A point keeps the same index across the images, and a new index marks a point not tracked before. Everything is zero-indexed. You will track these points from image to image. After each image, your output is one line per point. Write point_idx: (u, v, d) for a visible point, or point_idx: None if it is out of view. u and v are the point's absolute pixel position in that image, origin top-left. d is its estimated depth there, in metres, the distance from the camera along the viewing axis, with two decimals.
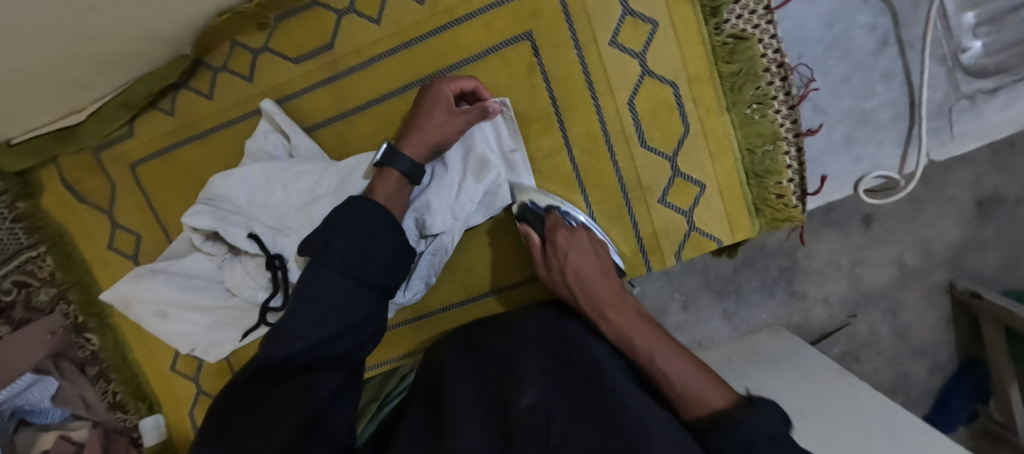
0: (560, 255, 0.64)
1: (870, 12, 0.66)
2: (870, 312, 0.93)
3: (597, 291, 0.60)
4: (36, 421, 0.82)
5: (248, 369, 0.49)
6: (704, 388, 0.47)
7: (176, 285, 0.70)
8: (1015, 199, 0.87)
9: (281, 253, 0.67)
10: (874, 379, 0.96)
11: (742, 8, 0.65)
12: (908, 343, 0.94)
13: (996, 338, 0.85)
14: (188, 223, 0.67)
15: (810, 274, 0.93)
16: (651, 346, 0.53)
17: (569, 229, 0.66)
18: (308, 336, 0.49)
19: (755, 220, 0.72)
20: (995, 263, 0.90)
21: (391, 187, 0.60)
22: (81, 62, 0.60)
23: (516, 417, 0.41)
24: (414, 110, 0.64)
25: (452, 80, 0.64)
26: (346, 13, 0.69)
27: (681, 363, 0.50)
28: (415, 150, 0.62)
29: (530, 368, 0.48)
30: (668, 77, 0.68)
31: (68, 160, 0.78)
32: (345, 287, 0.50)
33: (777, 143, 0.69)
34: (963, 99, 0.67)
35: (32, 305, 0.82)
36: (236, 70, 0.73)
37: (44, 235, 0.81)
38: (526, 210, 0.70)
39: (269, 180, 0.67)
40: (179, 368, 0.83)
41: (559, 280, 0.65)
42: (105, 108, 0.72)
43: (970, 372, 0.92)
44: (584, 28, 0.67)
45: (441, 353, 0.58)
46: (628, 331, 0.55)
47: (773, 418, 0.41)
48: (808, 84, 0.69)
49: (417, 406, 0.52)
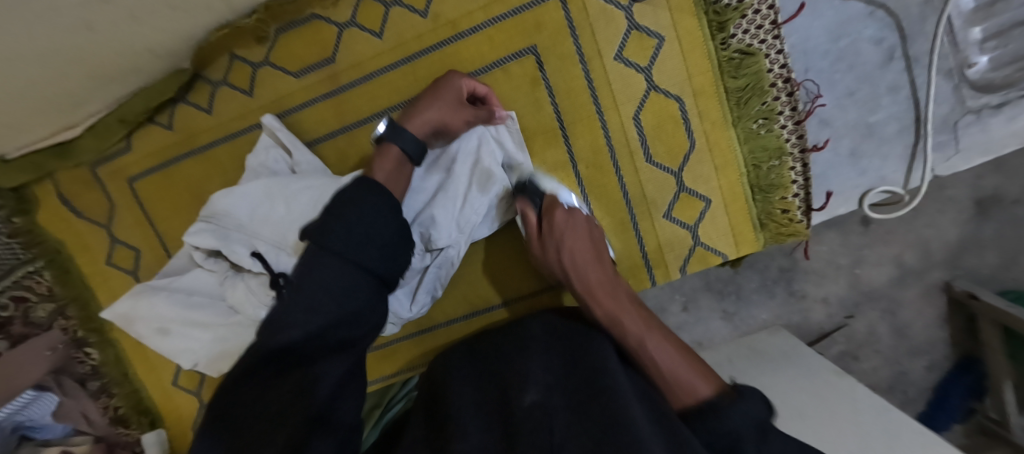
0: (555, 236, 0.64)
1: (876, 25, 0.66)
2: (868, 311, 0.94)
3: (591, 275, 0.62)
4: (37, 436, 0.80)
5: (245, 361, 0.45)
6: (691, 377, 0.50)
7: (177, 303, 0.69)
8: (1014, 199, 0.88)
9: (285, 271, 0.64)
10: (872, 378, 0.96)
11: (750, 23, 0.65)
12: (907, 341, 0.94)
13: (993, 337, 0.85)
14: (189, 241, 0.65)
15: (810, 274, 0.93)
16: (642, 332, 0.55)
17: (568, 209, 0.65)
18: (305, 323, 0.46)
19: (760, 234, 0.72)
20: (993, 263, 0.91)
21: (389, 161, 0.59)
22: (78, 77, 0.59)
23: (523, 412, 0.42)
24: (420, 95, 0.64)
25: (467, 75, 0.64)
26: (347, 26, 0.68)
27: (669, 349, 0.53)
28: (416, 127, 0.62)
29: (535, 368, 0.48)
30: (674, 92, 0.68)
31: (65, 175, 0.77)
32: (350, 275, 0.49)
33: (783, 159, 0.68)
34: (969, 113, 0.67)
35: (30, 321, 0.80)
36: (235, 83, 0.71)
37: (41, 251, 0.79)
38: (526, 182, 0.67)
39: (271, 196, 0.66)
40: (180, 382, 0.82)
41: (551, 260, 0.65)
42: (101, 123, 0.71)
43: (966, 370, 0.92)
44: (589, 41, 0.67)
45: (446, 361, 0.59)
46: (619, 315, 0.57)
47: (757, 407, 0.44)
48: (814, 99, 0.69)
49: (417, 413, 0.53)
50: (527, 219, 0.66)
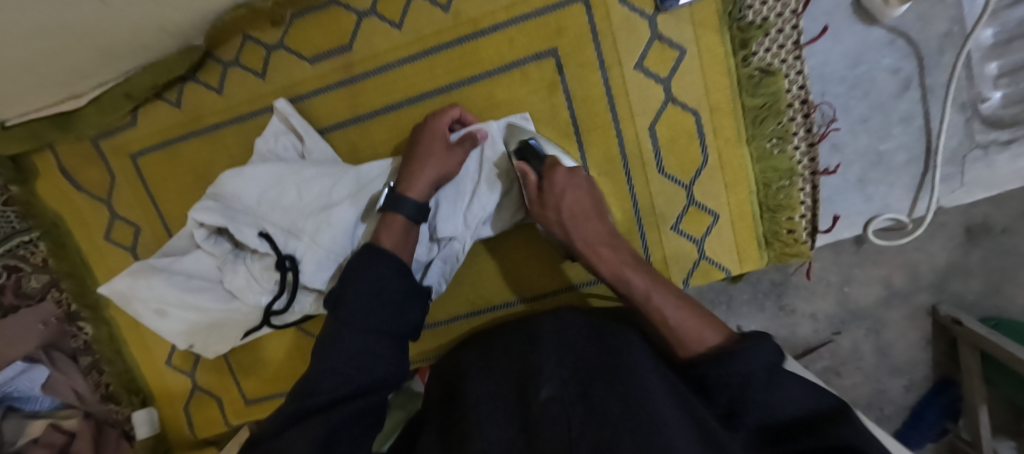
0: (556, 196, 0.62)
1: (895, 54, 0.66)
2: (854, 328, 0.85)
3: (594, 234, 0.63)
4: (25, 407, 0.80)
5: (285, 413, 0.46)
6: (697, 327, 0.51)
7: (177, 285, 0.68)
8: (1003, 228, 0.78)
9: (292, 255, 0.64)
10: (850, 395, 0.87)
11: (772, 41, 0.65)
12: (889, 360, 0.85)
13: (972, 362, 0.77)
14: (195, 218, 0.63)
15: (798, 289, 0.84)
16: (648, 288, 0.57)
17: (568, 169, 0.63)
18: (349, 377, 0.48)
19: (764, 253, 0.73)
20: (977, 289, 0.81)
21: (399, 233, 0.59)
22: (87, 50, 0.57)
23: (540, 409, 0.41)
24: (411, 148, 0.64)
25: (442, 113, 0.64)
26: (365, 16, 0.67)
27: (674, 301, 0.54)
28: (417, 192, 0.61)
29: (548, 362, 0.47)
30: (691, 105, 0.68)
31: (64, 147, 0.75)
32: (366, 338, 0.50)
33: (793, 179, 0.69)
34: (977, 147, 0.69)
35: (22, 292, 0.78)
36: (247, 65, 0.70)
37: (38, 222, 0.78)
38: (525, 147, 0.64)
39: (283, 180, 0.65)
40: (175, 363, 0.82)
41: (550, 220, 0.63)
42: (107, 95, 0.68)
43: (943, 390, 0.84)
44: (610, 49, 0.66)
45: (459, 361, 0.59)
46: (625, 272, 0.59)
47: (768, 350, 0.44)
48: (829, 123, 0.69)
49: (433, 411, 0.53)
50: (526, 180, 0.64)
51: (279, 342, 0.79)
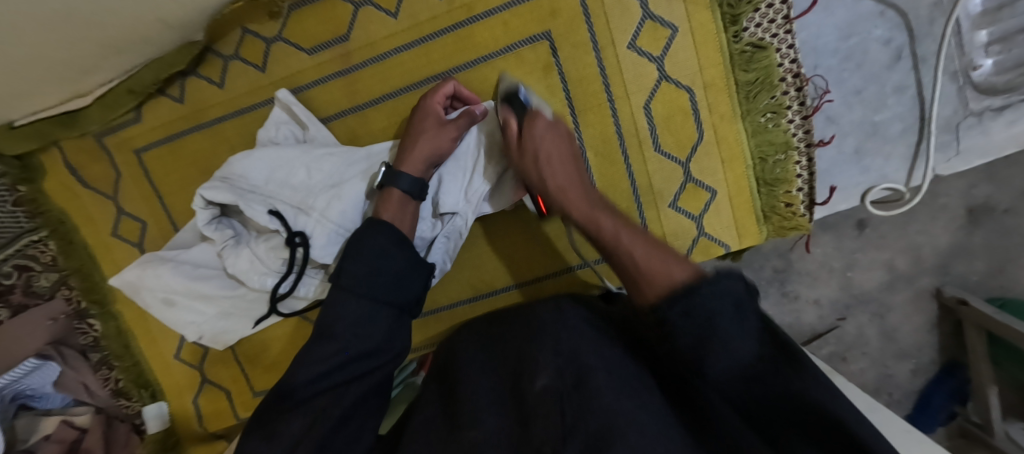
0: (532, 141, 0.59)
1: (885, 25, 0.67)
2: (858, 313, 0.85)
3: (565, 178, 0.59)
4: (38, 405, 0.81)
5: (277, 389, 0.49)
6: (668, 268, 0.44)
7: (185, 274, 0.69)
8: (1006, 208, 0.78)
9: (302, 231, 0.64)
10: (858, 380, 0.87)
11: (762, 17, 0.65)
12: (896, 345, 0.85)
13: (978, 344, 0.78)
14: (203, 195, 0.64)
15: (801, 275, 0.84)
16: (617, 227, 0.53)
17: (546, 120, 0.60)
18: (349, 346, 0.49)
19: (763, 227, 0.73)
20: (981, 270, 0.81)
21: (400, 205, 0.60)
22: (90, 44, 0.58)
23: (536, 397, 0.41)
24: (406, 129, 0.65)
25: (435, 91, 0.65)
26: (362, 5, 0.68)
27: (646, 250, 0.48)
28: (409, 167, 0.62)
29: (543, 351, 0.46)
30: (685, 83, 0.68)
31: (70, 144, 0.76)
32: (368, 308, 0.51)
33: (788, 153, 0.70)
34: (971, 115, 0.70)
35: (32, 290, 0.79)
36: (247, 58, 0.71)
37: (46, 220, 0.79)
38: (512, 94, 0.64)
39: (293, 161, 0.66)
40: (183, 356, 0.83)
41: (524, 165, 0.60)
42: (111, 92, 0.70)
43: (950, 374, 0.84)
44: (603, 30, 0.67)
45: (459, 339, 0.60)
46: (596, 214, 0.55)
47: (734, 285, 0.36)
48: (822, 95, 0.70)
49: (429, 389, 0.54)
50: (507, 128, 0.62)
51: (284, 330, 0.80)
